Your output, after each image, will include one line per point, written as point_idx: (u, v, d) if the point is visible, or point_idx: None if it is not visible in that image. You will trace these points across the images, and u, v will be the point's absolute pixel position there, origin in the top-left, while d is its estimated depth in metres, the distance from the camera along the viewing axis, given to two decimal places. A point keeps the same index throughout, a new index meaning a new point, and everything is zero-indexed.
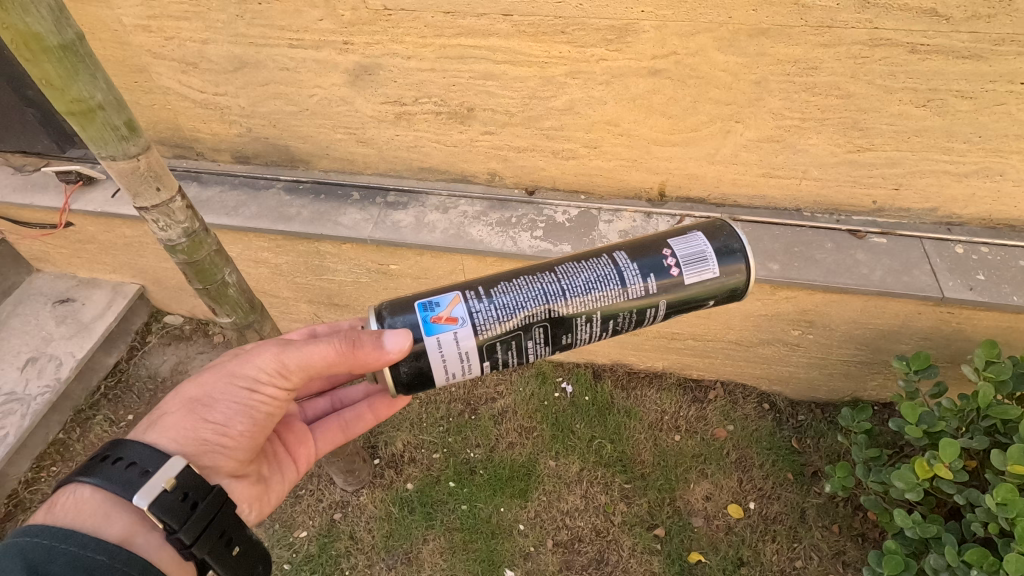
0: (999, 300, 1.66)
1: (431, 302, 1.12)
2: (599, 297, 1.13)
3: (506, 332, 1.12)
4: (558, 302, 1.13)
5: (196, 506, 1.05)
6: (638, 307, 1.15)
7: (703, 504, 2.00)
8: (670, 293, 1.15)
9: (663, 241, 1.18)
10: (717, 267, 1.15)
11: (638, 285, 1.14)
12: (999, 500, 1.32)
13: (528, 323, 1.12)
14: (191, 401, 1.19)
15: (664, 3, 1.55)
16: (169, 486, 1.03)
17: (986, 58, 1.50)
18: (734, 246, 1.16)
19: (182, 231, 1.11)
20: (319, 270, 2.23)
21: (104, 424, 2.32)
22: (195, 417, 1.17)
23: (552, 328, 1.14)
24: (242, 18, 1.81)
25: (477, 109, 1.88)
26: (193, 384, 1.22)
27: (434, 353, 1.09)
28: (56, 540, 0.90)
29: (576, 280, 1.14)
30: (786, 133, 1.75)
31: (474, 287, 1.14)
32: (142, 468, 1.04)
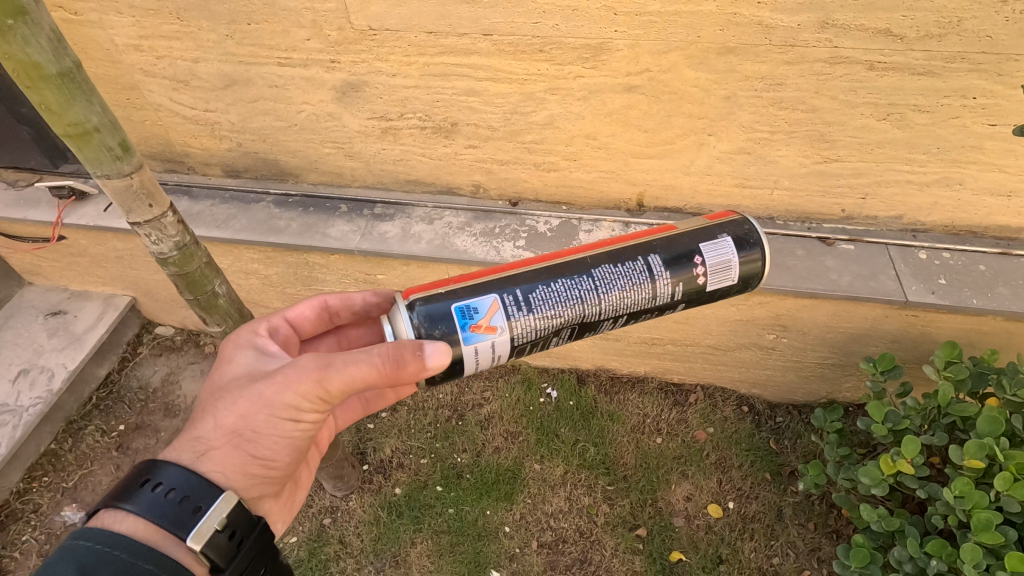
0: (960, 303, 1.74)
1: (469, 308, 1.13)
2: (629, 303, 1.21)
3: (539, 334, 1.18)
4: (592, 307, 1.19)
5: (239, 544, 1.10)
6: (660, 309, 1.25)
7: (683, 505, 2.06)
8: (689, 297, 1.24)
9: (694, 246, 1.23)
10: (736, 270, 1.24)
11: (665, 291, 1.22)
12: (957, 493, 1.40)
13: (560, 326, 1.18)
14: (229, 432, 1.14)
15: (636, 24, 1.62)
16: (220, 526, 1.06)
17: (941, 75, 1.58)
18: (752, 252, 1.25)
19: (174, 244, 1.16)
20: (309, 281, 2.28)
21: (96, 434, 2.36)
22: (239, 450, 1.15)
23: (579, 329, 1.22)
24: (232, 38, 1.87)
25: (461, 124, 1.95)
26: (223, 410, 1.15)
27: (469, 358, 1.14)
28: (110, 547, 0.96)
29: (612, 287, 1.19)
30: (757, 145, 1.82)
31: (512, 291, 1.15)
32: (194, 505, 1.06)
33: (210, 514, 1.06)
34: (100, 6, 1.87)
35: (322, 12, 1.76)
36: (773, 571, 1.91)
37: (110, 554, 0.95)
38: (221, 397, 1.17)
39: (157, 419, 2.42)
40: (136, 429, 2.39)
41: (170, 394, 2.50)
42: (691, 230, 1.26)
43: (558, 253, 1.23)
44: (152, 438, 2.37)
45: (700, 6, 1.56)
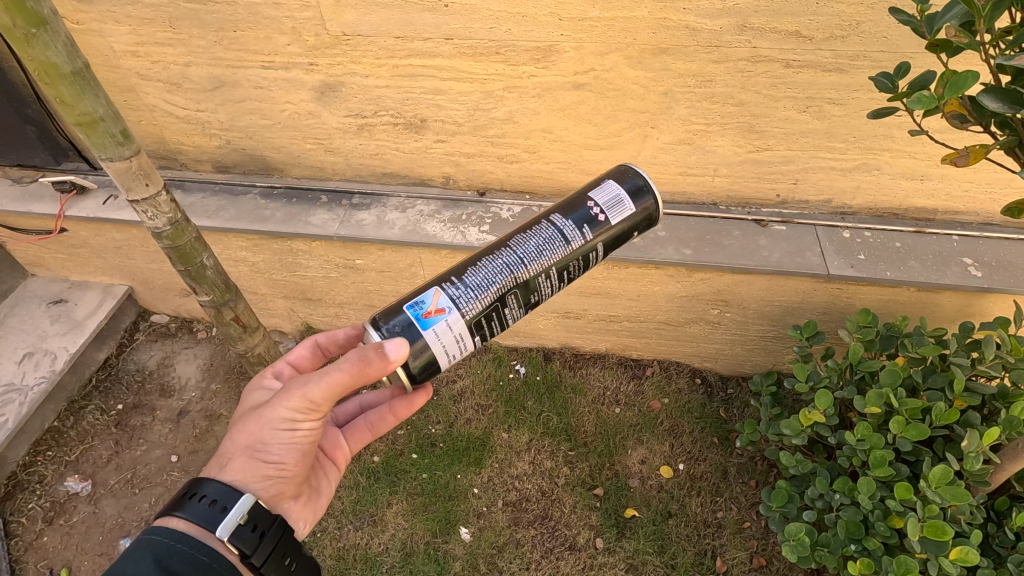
0: (874, 275, 1.94)
1: (417, 301, 1.26)
2: (551, 256, 1.31)
3: (486, 307, 1.28)
4: (520, 267, 1.30)
5: (264, 535, 1.25)
6: (583, 252, 1.33)
7: (638, 467, 2.25)
8: (606, 237, 1.34)
9: (585, 194, 1.36)
10: (631, 197, 1.35)
11: (576, 237, 1.32)
12: (859, 437, 1.59)
13: (501, 294, 1.29)
14: (244, 447, 1.30)
15: (579, 28, 1.82)
16: (242, 520, 1.22)
17: (847, 71, 1.79)
18: (635, 176, 1.38)
19: (167, 220, 1.35)
20: (293, 267, 2.47)
21: (96, 412, 2.53)
22: (253, 461, 1.29)
23: (521, 290, 1.31)
24: (220, 44, 2.06)
25: (429, 120, 2.15)
26: (238, 428, 1.33)
27: (433, 341, 1.24)
28: (173, 540, 1.14)
29: (528, 247, 1.31)
30: (695, 136, 2.02)
31: (448, 278, 1.29)
32: (222, 505, 1.23)
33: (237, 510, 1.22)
34: (100, 16, 2.07)
35: (301, 19, 1.95)
36: (717, 524, 2.09)
37: (175, 545, 1.13)
38: (239, 422, 1.34)
39: (153, 399, 2.61)
40: (134, 408, 2.58)
41: (165, 376, 2.68)
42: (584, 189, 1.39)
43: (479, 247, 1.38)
44: (149, 416, 2.55)
45: (634, 12, 1.76)
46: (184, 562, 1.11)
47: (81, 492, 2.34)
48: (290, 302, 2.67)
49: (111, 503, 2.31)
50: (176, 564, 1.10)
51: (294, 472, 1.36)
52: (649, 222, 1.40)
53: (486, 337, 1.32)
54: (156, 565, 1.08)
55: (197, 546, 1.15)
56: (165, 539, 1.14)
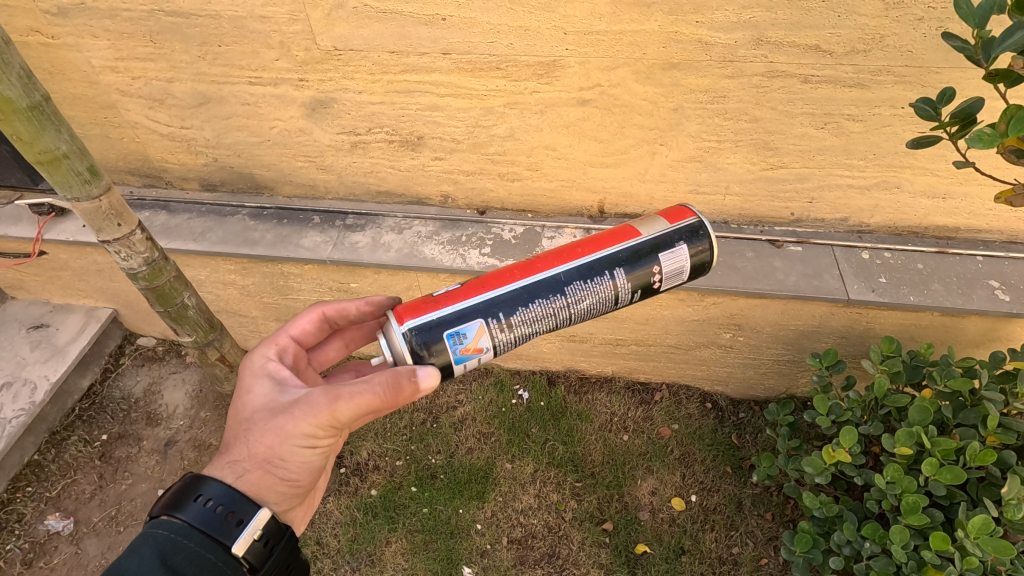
0: (898, 300, 1.85)
1: (458, 334, 1.19)
2: (594, 311, 1.29)
3: (517, 345, 1.26)
4: (565, 319, 1.27)
5: (273, 548, 1.19)
6: (621, 307, 1.31)
7: (649, 499, 2.15)
8: (650, 294, 1.32)
9: (655, 253, 1.28)
10: (689, 263, 1.31)
11: (625, 293, 1.29)
12: (889, 479, 1.50)
13: (534, 338, 1.27)
14: (258, 460, 1.22)
15: (585, 42, 1.72)
16: (257, 535, 1.15)
17: (868, 86, 1.69)
18: (700, 236, 1.31)
19: (143, 260, 1.24)
20: (284, 290, 2.36)
21: (78, 444, 2.42)
22: (270, 475, 1.23)
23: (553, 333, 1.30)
24: (204, 59, 1.95)
25: (426, 138, 2.04)
26: (249, 436, 1.23)
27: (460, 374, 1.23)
28: (180, 536, 1.08)
29: (582, 301, 1.26)
30: (706, 153, 1.92)
31: (495, 315, 1.21)
32: (237, 518, 1.14)
33: (248, 524, 1.15)
34: (76, 30, 1.95)
35: (289, 33, 1.84)
36: (732, 560, 2.00)
37: (181, 543, 1.07)
38: (249, 428, 1.23)
39: (139, 429, 2.50)
40: (119, 439, 2.46)
41: (152, 403, 2.57)
42: (654, 237, 1.29)
43: (532, 269, 1.25)
44: (134, 447, 2.44)
45: (643, 25, 1.66)
46: (190, 563, 1.05)
47: (62, 531, 2.23)
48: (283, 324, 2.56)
49: (94, 542, 2.20)
50: (181, 565, 1.04)
51: (306, 480, 1.32)
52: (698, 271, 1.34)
53: None
54: (162, 567, 1.02)
55: (205, 544, 1.09)
56: (172, 535, 1.08)
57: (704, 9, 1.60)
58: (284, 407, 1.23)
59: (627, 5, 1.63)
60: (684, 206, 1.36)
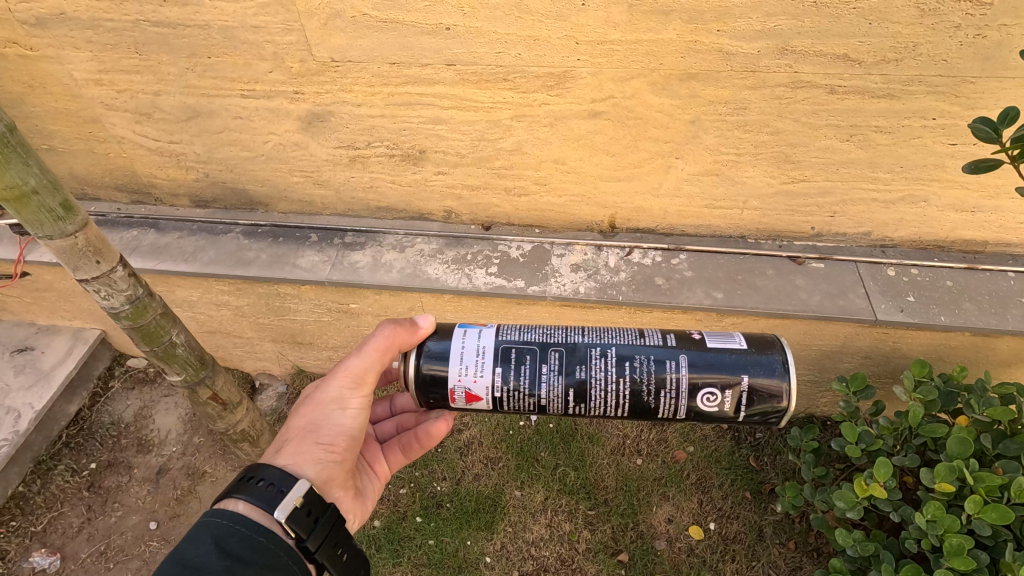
0: (927, 320, 1.76)
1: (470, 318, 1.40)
2: (619, 339, 1.32)
3: (524, 342, 1.31)
4: (583, 340, 1.32)
5: (317, 520, 1.19)
6: (659, 352, 1.29)
7: (665, 527, 2.06)
8: (688, 350, 1.29)
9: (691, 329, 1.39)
10: (738, 346, 1.30)
11: (657, 339, 1.32)
12: (929, 517, 1.43)
13: (545, 343, 1.31)
14: (297, 433, 1.30)
15: (598, 52, 1.62)
16: (299, 502, 1.16)
17: (899, 97, 1.59)
18: (779, 374, 1.27)
19: (125, 299, 1.14)
20: (281, 311, 2.25)
21: (65, 474, 2.30)
22: (307, 442, 1.28)
23: (568, 356, 1.29)
24: (193, 72, 1.84)
25: (429, 152, 1.94)
26: (292, 417, 1.35)
27: (457, 340, 1.31)
28: (232, 521, 1.09)
29: (603, 329, 1.37)
30: (724, 166, 1.82)
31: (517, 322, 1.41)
32: (279, 487, 1.18)
33: (292, 495, 1.17)
34: (56, 42, 1.84)
35: (283, 45, 1.73)
36: None
37: (234, 527, 1.09)
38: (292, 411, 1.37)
39: (130, 456, 2.39)
40: (108, 468, 2.36)
41: (143, 428, 2.46)
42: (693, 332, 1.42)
43: None
44: (125, 475, 2.34)
45: (661, 34, 1.56)
46: (243, 543, 1.07)
47: (48, 568, 2.12)
48: (279, 345, 2.46)
49: None
50: (236, 548, 1.05)
51: (344, 457, 1.33)
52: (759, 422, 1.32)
53: (507, 376, 1.28)
54: (217, 551, 1.04)
55: (255, 528, 1.10)
56: (225, 521, 1.10)
57: (726, 17, 1.51)
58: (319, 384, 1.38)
59: (643, 13, 1.53)
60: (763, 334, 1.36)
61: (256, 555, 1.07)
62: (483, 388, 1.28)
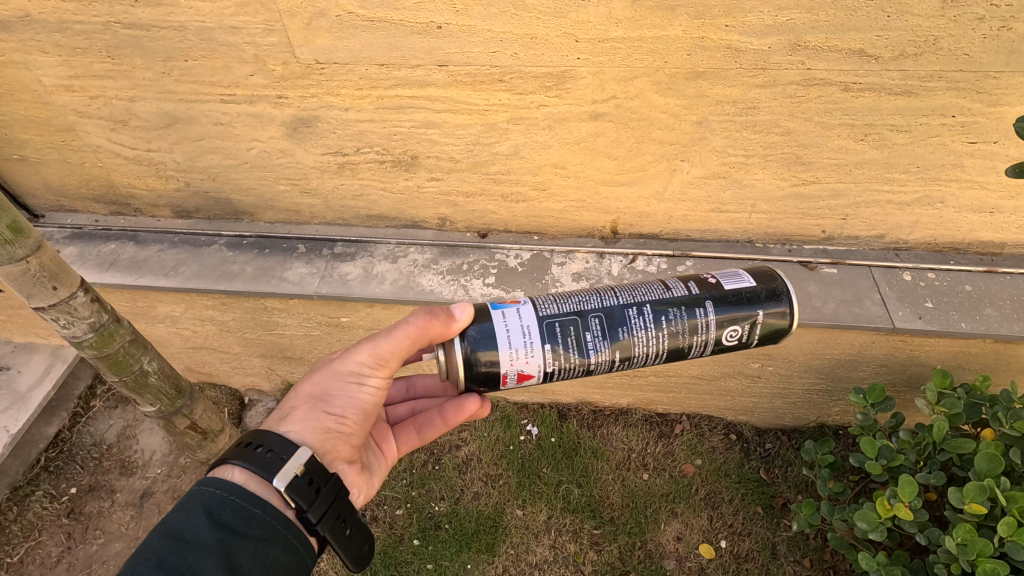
0: (948, 327, 1.68)
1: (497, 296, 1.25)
2: (647, 295, 1.22)
3: (564, 314, 1.18)
4: (613, 300, 1.21)
5: (320, 491, 1.09)
6: (687, 302, 1.21)
7: (674, 546, 1.97)
8: (712, 295, 1.21)
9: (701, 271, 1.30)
10: (751, 281, 1.24)
11: (681, 288, 1.23)
12: (959, 540, 1.34)
13: (583, 310, 1.19)
14: (309, 401, 1.21)
15: (599, 50, 1.52)
16: (300, 471, 1.07)
17: (916, 94, 1.51)
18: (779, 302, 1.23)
19: (88, 327, 1.05)
20: (268, 325, 2.15)
21: (43, 500, 2.19)
22: (316, 411, 1.20)
23: (608, 319, 1.19)
24: (169, 76, 1.74)
25: (421, 157, 1.84)
26: (307, 382, 1.26)
27: (499, 323, 1.16)
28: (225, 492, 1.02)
29: (626, 286, 1.25)
30: (732, 169, 1.73)
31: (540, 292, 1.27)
32: (278, 454, 1.09)
33: (293, 461, 1.08)
34: (23, 46, 1.73)
35: (264, 46, 1.63)
36: None
37: (227, 497, 1.01)
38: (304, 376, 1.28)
39: (112, 479, 2.28)
40: (90, 492, 2.25)
41: (126, 449, 2.35)
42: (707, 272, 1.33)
43: None
44: (107, 500, 2.23)
45: (665, 31, 1.47)
46: (236, 515, 0.99)
47: None
48: (268, 360, 2.35)
49: None
50: (230, 521, 0.99)
51: (352, 432, 1.25)
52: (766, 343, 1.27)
53: (557, 353, 1.16)
54: (209, 524, 0.97)
55: (250, 499, 1.02)
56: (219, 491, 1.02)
57: (735, 12, 1.42)
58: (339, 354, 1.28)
59: (648, 8, 1.44)
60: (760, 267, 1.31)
61: (252, 528, 1.00)
62: (535, 368, 1.16)
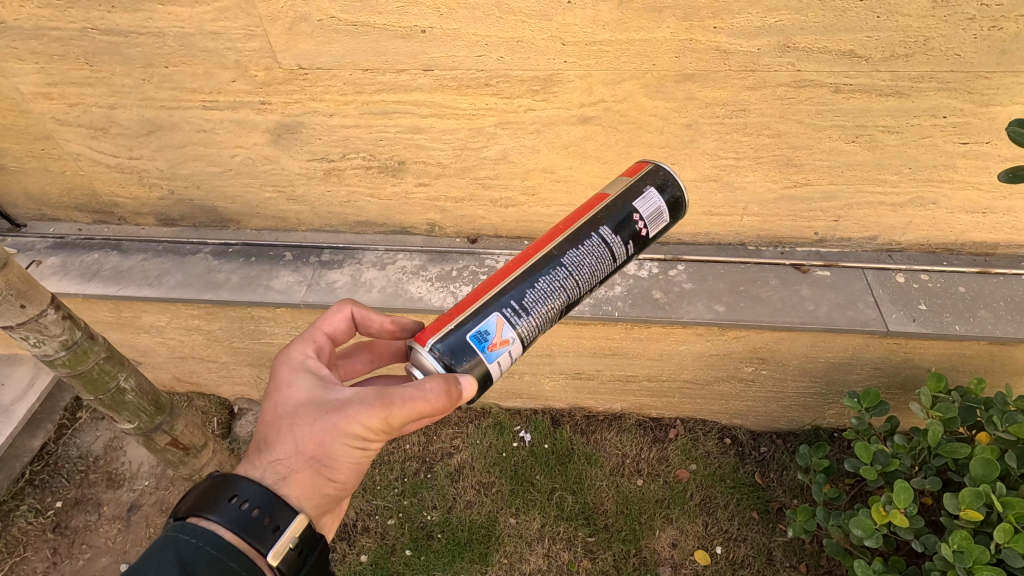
0: (942, 329, 1.67)
1: (479, 332, 1.09)
2: (598, 275, 1.19)
3: (541, 329, 1.16)
4: (575, 288, 1.17)
5: (305, 561, 1.05)
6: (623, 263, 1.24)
7: (669, 552, 1.95)
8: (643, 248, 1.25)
9: (628, 202, 1.21)
10: (666, 205, 1.24)
11: (621, 252, 1.21)
12: (955, 547, 1.33)
13: (554, 317, 1.17)
14: (308, 460, 1.08)
15: (587, 53, 1.50)
16: (290, 542, 1.02)
17: (907, 95, 1.49)
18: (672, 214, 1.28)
19: (60, 344, 1.02)
20: (256, 334, 2.12)
21: (28, 515, 2.15)
22: (316, 473, 1.08)
23: (570, 304, 1.19)
24: (149, 83, 1.70)
25: (408, 163, 1.81)
26: (298, 433, 1.07)
27: (497, 372, 1.13)
28: (205, 542, 0.95)
29: (581, 268, 1.17)
30: (723, 172, 1.71)
31: (507, 304, 1.11)
32: (271, 521, 1.02)
33: (287, 532, 1.03)
34: None
35: (245, 52, 1.60)
36: None
37: (205, 549, 0.94)
38: (291, 424, 1.08)
39: (99, 492, 2.24)
40: (76, 506, 2.21)
41: (113, 462, 2.31)
42: (624, 194, 1.23)
43: (521, 253, 1.17)
44: (94, 514, 2.19)
45: (653, 33, 1.45)
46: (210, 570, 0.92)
47: None
48: (256, 369, 2.32)
49: None
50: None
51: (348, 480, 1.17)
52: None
53: None
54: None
55: (228, 552, 0.95)
56: (193, 540, 0.95)
57: (724, 13, 1.40)
58: (334, 402, 1.09)
59: (635, 10, 1.42)
60: (640, 160, 1.31)
61: None
62: None
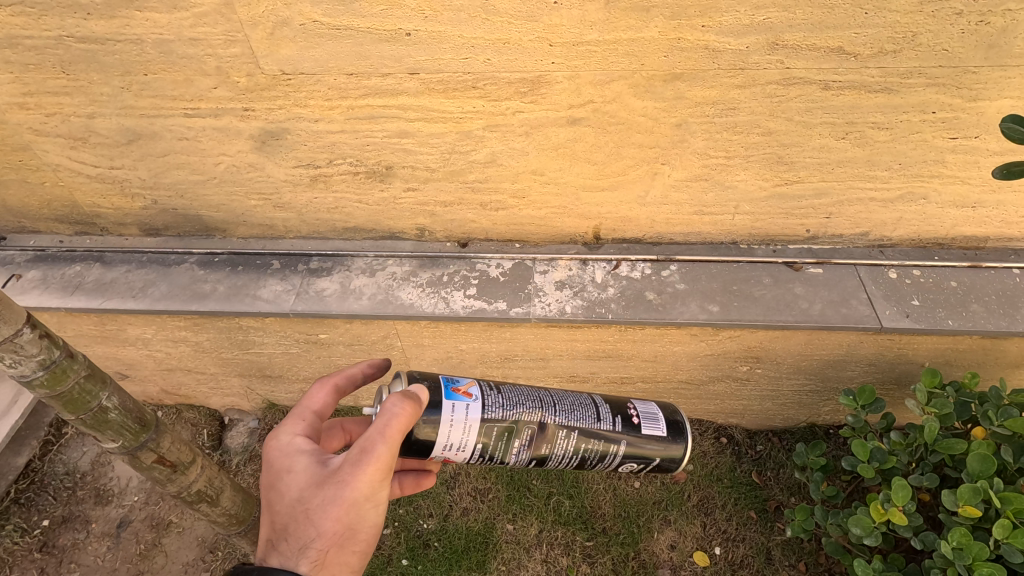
0: (935, 325, 1.66)
1: (453, 377, 1.18)
2: (576, 419, 1.20)
3: (507, 419, 1.14)
4: (550, 418, 1.18)
5: None
6: (606, 442, 1.21)
7: (668, 554, 1.94)
8: (631, 436, 1.22)
9: (625, 400, 1.30)
10: (665, 424, 1.25)
11: (607, 427, 1.21)
12: (954, 545, 1.32)
13: (521, 421, 1.15)
14: (328, 536, 1.02)
15: (574, 54, 1.48)
16: None
17: (896, 90, 1.49)
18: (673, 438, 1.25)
19: (37, 364, 0.99)
20: (244, 345, 2.09)
21: (14, 534, 2.10)
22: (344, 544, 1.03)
23: (539, 435, 1.17)
24: (128, 91, 1.67)
25: (396, 167, 1.78)
26: (309, 515, 1.01)
27: (445, 416, 1.10)
28: None
29: (564, 401, 1.22)
30: (713, 171, 1.70)
31: (490, 382, 1.21)
32: None
33: None
34: None
35: (226, 57, 1.57)
36: None
37: None
38: (303, 511, 1.02)
39: (87, 509, 2.20)
40: (63, 523, 2.17)
41: (101, 477, 2.27)
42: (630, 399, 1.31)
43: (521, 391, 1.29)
44: (82, 531, 2.15)
45: (641, 32, 1.43)
46: None
47: None
48: (246, 379, 2.28)
49: None
50: None
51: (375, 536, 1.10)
52: (657, 470, 1.27)
53: (485, 454, 1.15)
54: None
55: None
56: None
57: (712, 12, 1.38)
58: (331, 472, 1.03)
59: (622, 10, 1.40)
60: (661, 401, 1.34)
61: None
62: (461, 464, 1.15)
